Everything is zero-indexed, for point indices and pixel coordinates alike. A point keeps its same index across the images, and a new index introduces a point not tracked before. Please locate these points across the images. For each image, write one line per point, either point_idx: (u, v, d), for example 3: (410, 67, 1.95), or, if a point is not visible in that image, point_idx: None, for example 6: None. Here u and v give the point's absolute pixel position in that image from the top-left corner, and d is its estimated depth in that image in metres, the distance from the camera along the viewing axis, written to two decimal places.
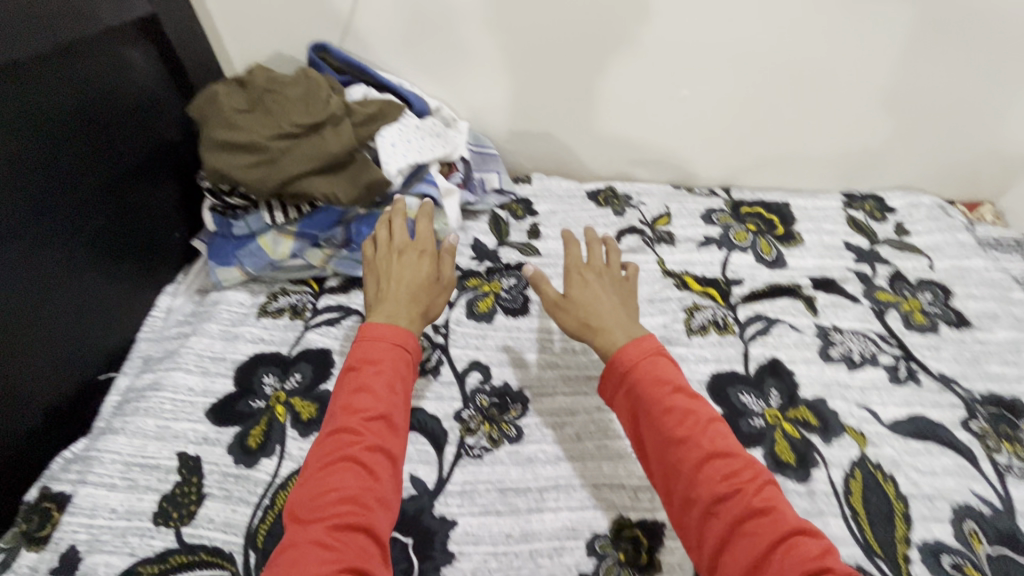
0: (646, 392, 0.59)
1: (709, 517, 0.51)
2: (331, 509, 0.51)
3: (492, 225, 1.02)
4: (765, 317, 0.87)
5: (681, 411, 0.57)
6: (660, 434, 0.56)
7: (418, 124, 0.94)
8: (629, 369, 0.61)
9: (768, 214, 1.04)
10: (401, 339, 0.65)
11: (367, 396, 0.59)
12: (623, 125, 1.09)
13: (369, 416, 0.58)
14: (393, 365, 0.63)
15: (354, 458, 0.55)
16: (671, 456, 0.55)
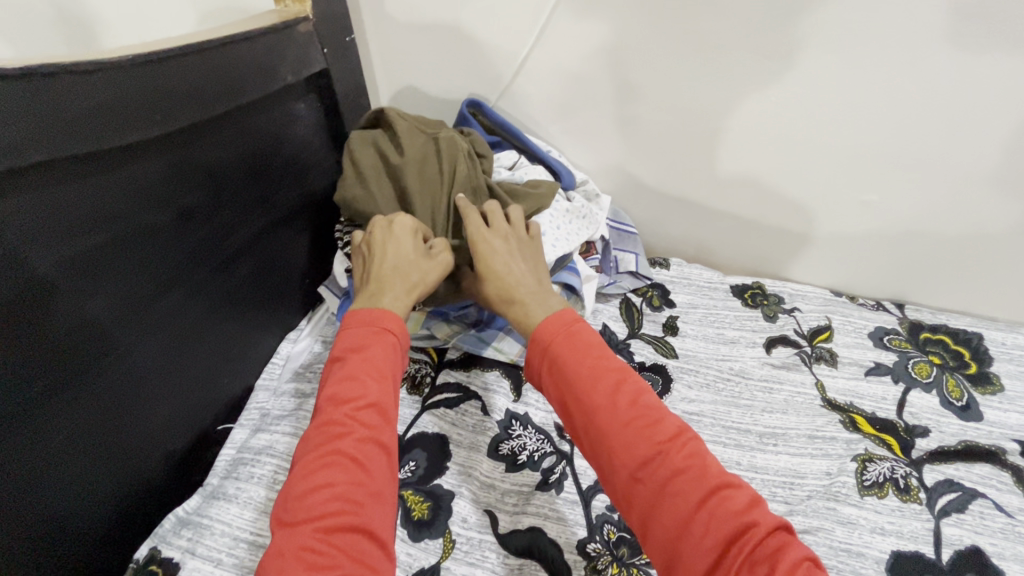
0: (569, 360, 0.57)
1: (635, 483, 0.48)
2: (318, 503, 0.49)
3: (624, 311, 0.94)
4: (960, 484, 0.71)
5: (604, 379, 0.54)
6: (584, 405, 0.53)
7: (568, 205, 0.88)
8: (548, 336, 0.59)
9: (955, 345, 0.88)
10: (391, 326, 0.64)
11: (350, 384, 0.57)
12: (782, 218, 0.98)
13: (354, 405, 0.56)
14: (379, 348, 0.62)
15: (340, 451, 0.53)
16: (598, 427, 0.52)
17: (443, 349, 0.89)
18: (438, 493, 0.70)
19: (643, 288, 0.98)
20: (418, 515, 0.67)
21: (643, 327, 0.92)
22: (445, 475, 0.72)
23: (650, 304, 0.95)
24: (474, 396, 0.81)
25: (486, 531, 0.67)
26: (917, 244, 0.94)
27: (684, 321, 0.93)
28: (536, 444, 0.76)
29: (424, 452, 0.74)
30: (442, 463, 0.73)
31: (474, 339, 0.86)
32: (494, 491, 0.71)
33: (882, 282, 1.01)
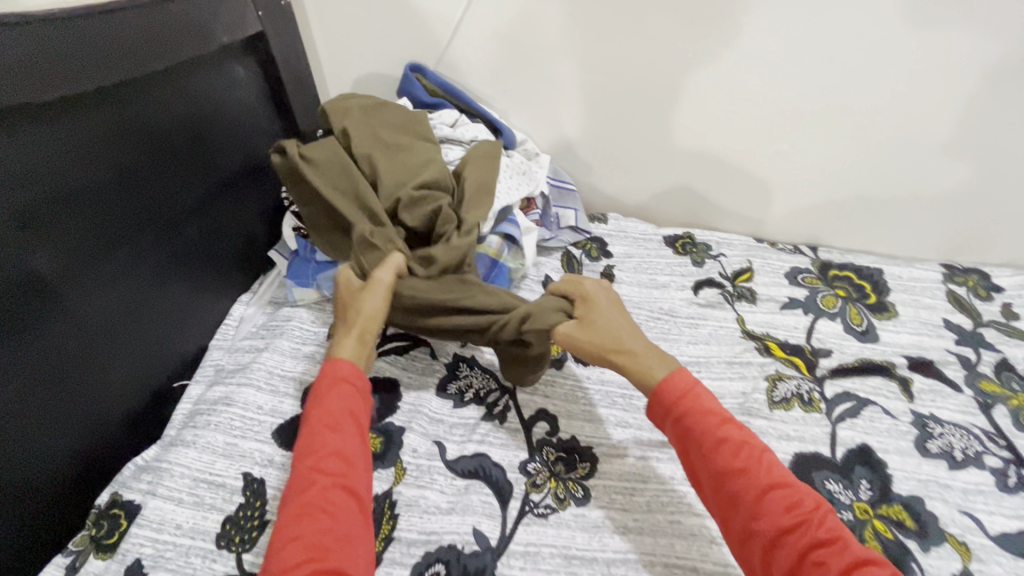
0: (698, 427, 0.60)
1: (773, 550, 0.52)
2: (296, 546, 0.51)
3: (565, 263, 1.00)
4: (855, 395, 0.81)
5: (733, 446, 0.57)
6: (713, 470, 0.57)
7: (507, 162, 0.93)
8: (680, 399, 0.62)
9: (859, 280, 0.98)
10: (351, 375, 0.65)
11: (316, 437, 0.59)
12: (705, 171, 1.05)
13: (322, 457, 0.58)
14: (338, 396, 0.63)
15: (308, 504, 0.54)
16: (728, 492, 0.55)
17: None
18: (389, 429, 0.75)
19: (583, 241, 1.04)
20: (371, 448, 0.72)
21: (582, 276, 0.98)
22: (396, 413, 0.77)
23: (588, 254, 1.02)
24: (422, 343, 0.87)
25: (435, 459, 0.72)
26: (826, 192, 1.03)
27: (620, 269, 0.99)
28: (481, 383, 0.81)
29: (375, 394, 0.79)
30: (393, 403, 0.78)
31: None
32: (442, 424, 0.76)
33: (798, 229, 1.10)
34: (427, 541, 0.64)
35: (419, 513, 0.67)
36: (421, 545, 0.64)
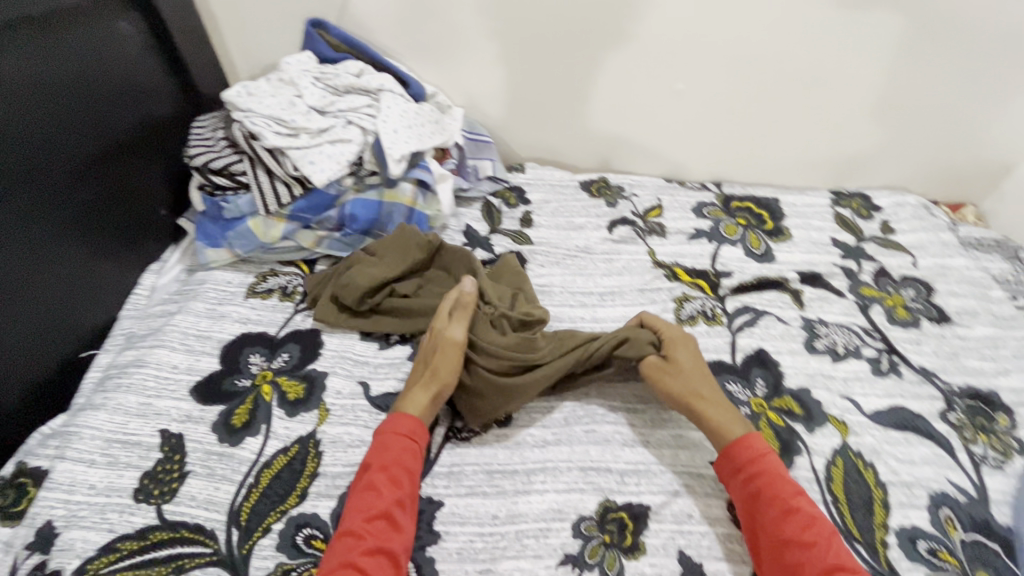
0: (770, 488, 0.59)
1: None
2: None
3: (484, 212, 1.02)
4: (753, 308, 0.88)
5: (804, 516, 0.57)
6: (777, 533, 0.56)
7: (418, 110, 0.94)
8: (753, 460, 0.62)
9: (758, 209, 1.05)
10: (409, 428, 0.65)
11: (367, 496, 0.59)
12: (612, 115, 1.09)
13: (370, 515, 0.57)
14: (398, 455, 0.62)
15: (354, 565, 0.53)
16: (794, 558, 0.54)
17: (312, 262, 0.91)
18: (312, 374, 0.75)
19: (502, 190, 1.07)
20: (294, 395, 0.73)
21: (502, 224, 1.01)
22: (318, 360, 0.77)
23: (507, 203, 1.05)
24: None
25: (358, 397, 0.73)
26: (725, 130, 1.09)
27: (538, 214, 1.03)
28: None
29: (297, 345, 0.79)
30: (314, 352, 0.78)
31: (341, 245, 0.90)
32: (366, 366, 0.77)
33: (704, 169, 1.17)
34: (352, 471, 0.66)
35: (344, 448, 0.68)
36: (347, 476, 0.66)
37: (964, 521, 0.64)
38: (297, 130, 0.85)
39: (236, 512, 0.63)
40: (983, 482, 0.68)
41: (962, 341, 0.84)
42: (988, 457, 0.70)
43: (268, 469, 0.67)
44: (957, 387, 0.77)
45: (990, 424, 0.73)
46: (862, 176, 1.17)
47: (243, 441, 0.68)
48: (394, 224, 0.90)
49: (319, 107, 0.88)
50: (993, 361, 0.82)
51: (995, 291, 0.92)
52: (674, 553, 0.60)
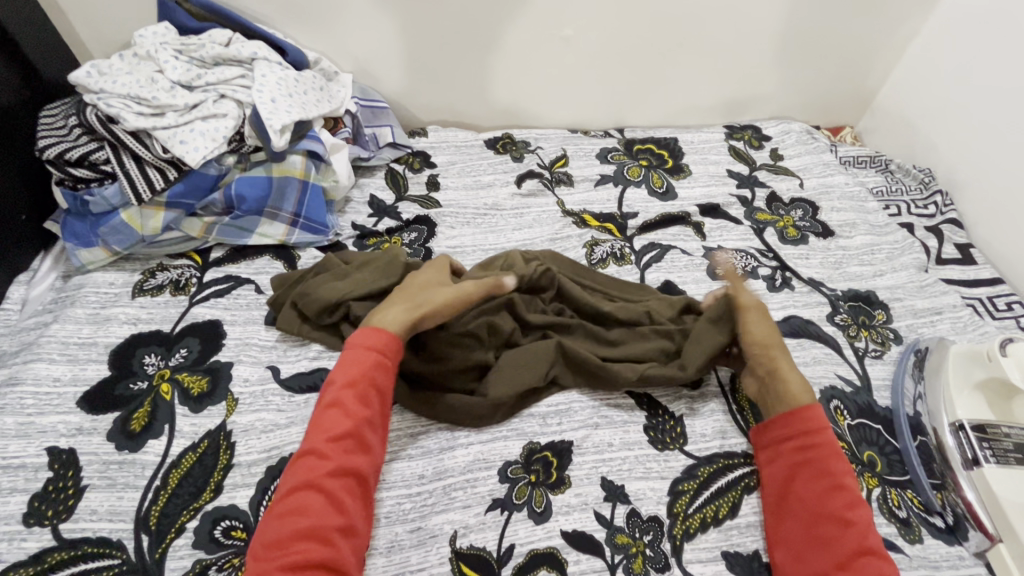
0: (821, 465, 0.58)
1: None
2: (288, 523, 0.50)
3: (389, 180, 0.99)
4: (659, 244, 0.91)
5: (852, 497, 0.55)
6: (818, 505, 0.55)
7: (298, 77, 0.89)
8: (811, 431, 0.59)
9: (659, 149, 1.08)
10: (376, 344, 0.61)
11: (334, 420, 0.56)
12: (509, 69, 1.07)
13: (335, 435, 0.55)
14: (366, 374, 0.59)
15: (320, 483, 0.53)
16: (827, 534, 0.54)
17: (206, 251, 0.85)
18: (216, 366, 0.71)
19: (405, 156, 1.03)
20: (197, 390, 0.69)
21: (409, 190, 0.98)
22: (221, 351, 0.73)
23: (411, 168, 1.02)
24: (246, 281, 0.82)
25: (269, 381, 0.71)
26: (621, 74, 1.10)
27: (444, 176, 1.01)
28: None
29: (196, 339, 0.74)
30: (216, 344, 0.74)
31: (234, 230, 0.84)
32: (275, 350, 0.74)
33: (606, 116, 1.18)
34: (268, 456, 0.64)
35: (257, 434, 0.65)
36: (263, 462, 0.63)
37: (851, 408, 0.69)
38: (162, 108, 0.79)
39: (144, 518, 0.59)
40: (866, 371, 0.74)
41: (844, 251, 0.91)
42: (870, 350, 0.77)
43: (176, 469, 0.63)
44: (841, 292, 0.84)
45: (871, 321, 0.81)
46: (753, 110, 1.22)
47: (145, 445, 0.64)
48: (289, 201, 0.86)
49: (184, 81, 0.81)
50: (871, 265, 0.89)
51: (870, 203, 1.00)
52: (598, 481, 0.63)
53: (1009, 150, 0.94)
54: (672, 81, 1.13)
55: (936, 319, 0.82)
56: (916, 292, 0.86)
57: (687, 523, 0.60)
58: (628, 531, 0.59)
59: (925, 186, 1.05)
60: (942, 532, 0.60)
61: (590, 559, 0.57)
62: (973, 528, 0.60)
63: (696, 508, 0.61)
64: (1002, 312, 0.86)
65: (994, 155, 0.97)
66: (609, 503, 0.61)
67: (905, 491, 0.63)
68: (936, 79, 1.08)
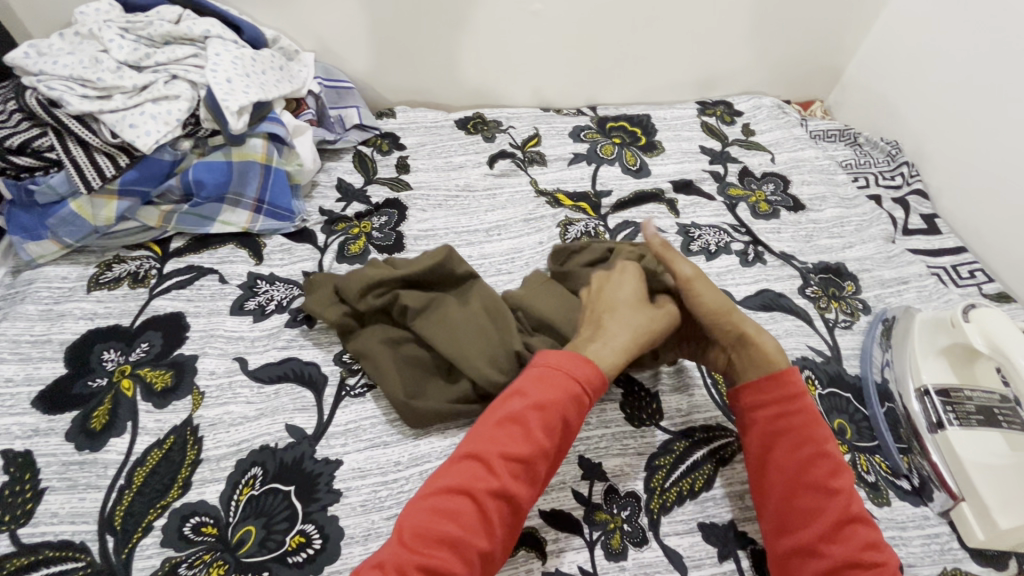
0: (799, 433, 0.55)
1: (814, 558, 0.51)
2: (430, 523, 0.46)
3: (357, 163, 0.96)
4: (633, 222, 0.90)
5: (833, 464, 0.54)
6: (802, 475, 0.54)
7: (255, 55, 0.84)
8: (788, 397, 0.57)
9: (632, 127, 1.07)
10: (579, 378, 0.54)
11: (506, 437, 0.50)
12: (477, 45, 1.04)
13: (507, 454, 0.49)
14: (553, 405, 0.52)
15: (475, 499, 0.48)
16: (811, 505, 0.52)
17: (165, 241, 0.82)
18: (180, 360, 0.69)
19: (373, 138, 1.00)
20: (160, 385, 0.66)
21: (378, 173, 0.95)
22: (185, 344, 0.70)
23: (380, 150, 0.99)
24: (208, 271, 0.79)
25: (236, 373, 0.68)
26: (592, 50, 1.08)
27: (414, 158, 0.98)
28: (284, 294, 0.77)
29: (158, 332, 0.71)
30: (178, 337, 0.71)
31: (194, 218, 0.81)
32: (242, 341, 0.72)
33: (579, 94, 1.16)
34: (238, 450, 0.62)
35: (225, 428, 0.63)
36: (232, 455, 0.61)
37: (822, 378, 0.70)
38: (108, 90, 0.75)
39: (108, 518, 0.57)
40: (836, 341, 0.75)
41: (815, 224, 0.92)
42: (840, 320, 0.78)
43: (140, 467, 0.61)
44: (812, 265, 0.85)
45: (841, 292, 0.82)
46: (725, 85, 1.21)
47: (107, 444, 0.62)
48: (251, 187, 0.82)
49: (132, 62, 0.77)
50: (840, 238, 0.90)
51: (840, 176, 1.01)
52: (575, 459, 0.63)
53: (974, 120, 0.95)
54: (644, 57, 1.11)
55: (902, 289, 0.84)
56: (884, 262, 0.87)
57: (664, 497, 0.60)
58: (606, 508, 0.59)
59: (892, 158, 1.06)
60: (908, 494, 0.62)
61: (569, 537, 0.57)
62: (937, 490, 0.61)
63: (673, 482, 0.62)
64: (965, 280, 0.88)
65: (960, 125, 0.98)
66: (587, 481, 0.61)
67: (873, 456, 0.64)
68: (903, 51, 1.09)
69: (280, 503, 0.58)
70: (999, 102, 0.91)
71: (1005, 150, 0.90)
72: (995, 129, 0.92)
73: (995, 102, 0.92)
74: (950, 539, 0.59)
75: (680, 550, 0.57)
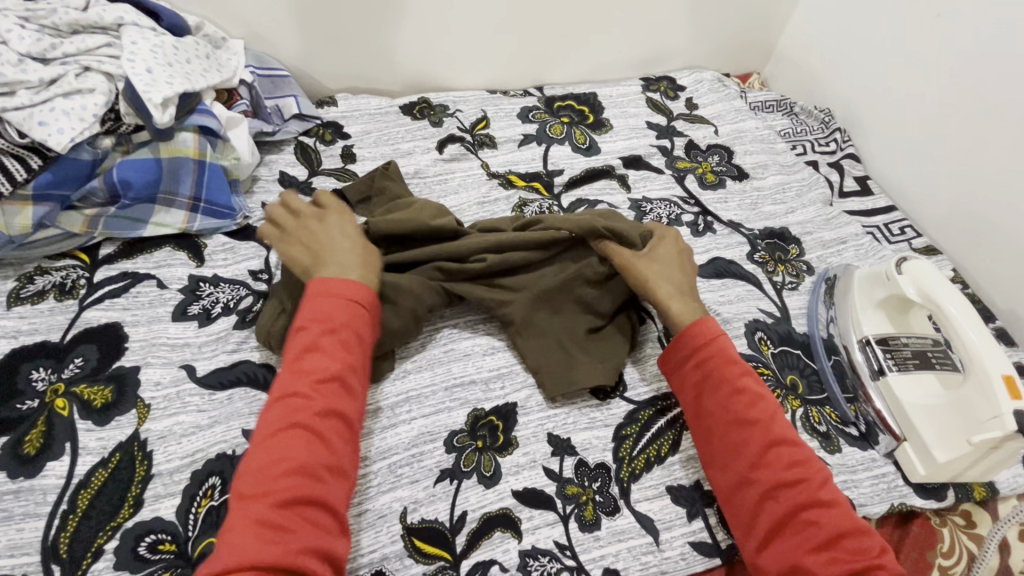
0: (721, 372, 0.58)
1: (748, 489, 0.53)
2: (268, 467, 0.48)
3: (299, 154, 0.92)
4: (587, 200, 0.90)
5: (751, 396, 0.56)
6: (727, 414, 0.56)
7: (178, 43, 0.79)
8: (705, 342, 0.60)
9: (580, 106, 1.07)
10: (358, 295, 0.57)
11: (308, 360, 0.53)
12: (416, 26, 1.01)
13: (320, 377, 0.52)
14: (348, 326, 0.55)
15: (304, 424, 0.50)
16: (736, 438, 0.55)
17: (94, 248, 0.76)
18: (120, 373, 0.64)
19: (315, 128, 0.96)
20: (100, 401, 0.62)
21: (323, 164, 0.92)
22: (123, 357, 0.66)
23: (323, 141, 0.95)
24: (146, 277, 0.74)
25: (184, 382, 0.65)
26: (534, 29, 1.07)
27: (360, 147, 0.95)
28: (230, 295, 0.73)
29: (93, 346, 0.66)
30: (117, 350, 0.66)
31: (125, 221, 0.76)
32: (188, 348, 0.68)
33: (525, 74, 1.15)
34: (192, 461, 0.59)
35: (176, 440, 0.60)
36: (186, 468, 0.58)
37: (774, 338, 0.73)
38: (11, 86, 0.68)
39: (53, 547, 0.53)
40: (785, 302, 0.79)
41: (758, 192, 0.95)
42: (787, 282, 0.82)
43: (85, 489, 0.56)
44: (759, 232, 0.88)
45: (786, 256, 0.85)
46: (666, 61, 1.23)
47: (44, 469, 0.57)
48: (186, 184, 0.77)
49: (36, 53, 0.70)
50: (783, 204, 0.94)
51: (779, 144, 1.05)
52: (545, 437, 0.63)
53: (896, 84, 1.01)
54: (587, 33, 1.11)
55: (841, 248, 0.88)
56: (823, 225, 0.91)
57: (633, 465, 0.62)
58: (577, 481, 0.60)
59: (826, 125, 1.11)
60: (857, 439, 0.66)
61: (544, 513, 0.57)
62: (883, 432, 0.65)
63: (641, 449, 0.63)
64: (897, 236, 0.94)
65: (888, 90, 1.03)
66: (557, 457, 0.61)
67: (823, 408, 0.68)
68: (828, 22, 1.14)
69: None
70: (918, 65, 0.97)
71: (926, 113, 0.96)
72: (916, 91, 0.98)
73: (917, 66, 0.97)
74: (895, 477, 0.63)
75: (651, 514, 0.59)
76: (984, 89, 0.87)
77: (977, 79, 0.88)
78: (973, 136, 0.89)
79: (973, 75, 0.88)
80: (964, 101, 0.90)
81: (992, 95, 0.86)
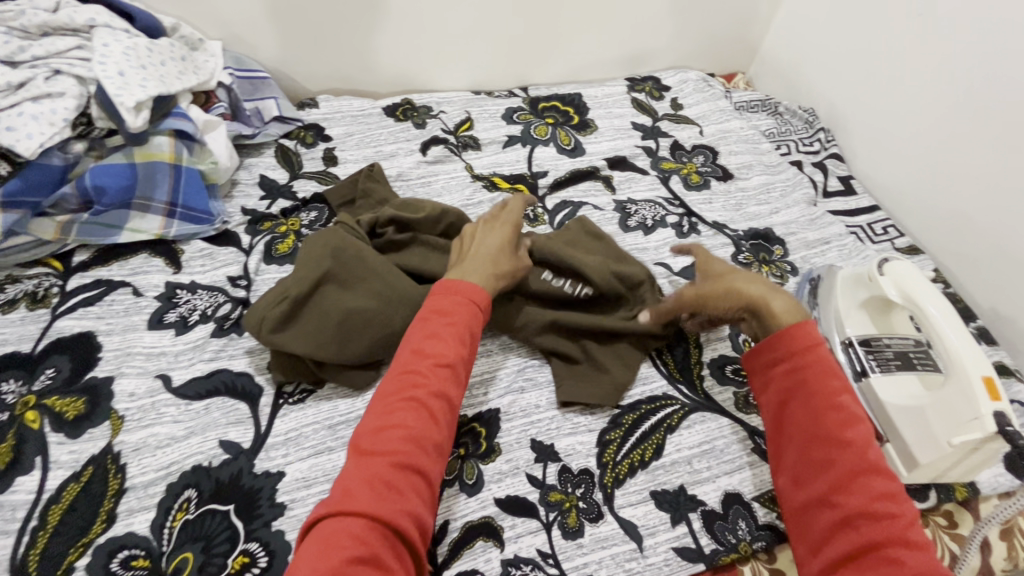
0: (813, 385, 0.55)
1: (826, 509, 0.51)
2: (382, 432, 0.49)
3: (280, 157, 0.91)
4: (571, 202, 0.90)
5: (847, 416, 0.53)
6: (812, 427, 0.54)
7: (152, 45, 0.77)
8: (799, 352, 0.57)
9: (565, 107, 1.07)
10: (476, 295, 0.58)
11: (434, 340, 0.54)
12: (398, 27, 0.99)
13: (438, 359, 0.53)
14: (465, 319, 0.57)
15: (421, 399, 0.51)
16: (820, 455, 0.53)
17: (68, 255, 0.75)
18: (93, 384, 0.63)
19: (296, 131, 0.95)
20: (72, 413, 0.60)
21: (304, 167, 0.90)
22: (97, 367, 0.64)
23: (304, 143, 0.94)
24: (120, 284, 0.72)
25: (159, 393, 0.63)
26: (518, 29, 1.06)
27: (342, 149, 0.94)
28: (208, 302, 0.72)
29: (65, 356, 0.65)
30: (90, 360, 0.65)
31: (99, 227, 0.74)
32: (164, 357, 0.66)
33: (510, 74, 1.14)
34: (167, 474, 0.57)
35: (151, 452, 0.59)
36: (161, 480, 0.57)
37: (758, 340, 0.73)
38: None
39: (21, 565, 0.51)
40: None
41: (743, 192, 0.95)
42: (771, 283, 0.82)
43: (56, 504, 0.55)
44: (743, 233, 0.88)
45: (770, 257, 0.85)
46: (651, 61, 1.23)
47: (13, 484, 0.55)
48: (161, 189, 0.76)
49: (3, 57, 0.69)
50: (768, 204, 0.94)
51: (764, 144, 1.05)
52: (528, 443, 0.62)
53: (879, 84, 1.01)
54: (572, 33, 1.10)
55: (825, 248, 0.88)
56: (807, 225, 0.91)
57: (617, 470, 0.61)
58: (560, 488, 0.59)
59: (810, 125, 1.11)
60: None
61: (526, 521, 0.57)
62: None
63: (625, 454, 0.63)
64: (880, 236, 0.94)
65: (871, 90, 1.03)
66: (541, 464, 0.61)
67: None
68: (812, 23, 1.14)
69: (218, 525, 0.55)
70: (900, 65, 0.97)
71: (908, 112, 0.97)
72: (898, 90, 0.98)
73: (900, 65, 0.97)
74: None
75: (635, 520, 0.58)
76: (964, 89, 0.88)
77: (958, 79, 0.88)
78: (955, 136, 0.89)
79: (954, 75, 0.89)
80: (945, 101, 0.90)
81: (971, 95, 0.87)
